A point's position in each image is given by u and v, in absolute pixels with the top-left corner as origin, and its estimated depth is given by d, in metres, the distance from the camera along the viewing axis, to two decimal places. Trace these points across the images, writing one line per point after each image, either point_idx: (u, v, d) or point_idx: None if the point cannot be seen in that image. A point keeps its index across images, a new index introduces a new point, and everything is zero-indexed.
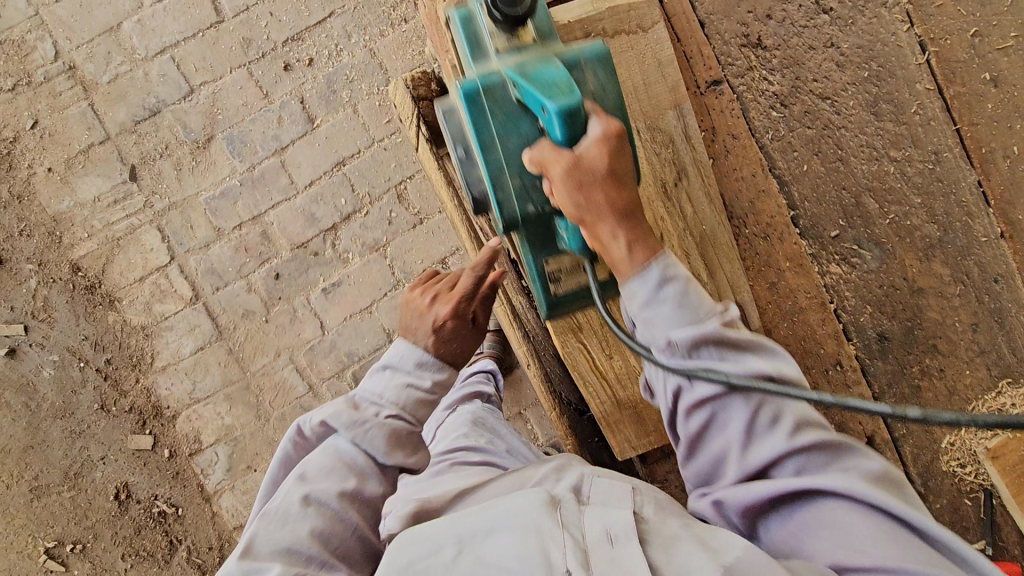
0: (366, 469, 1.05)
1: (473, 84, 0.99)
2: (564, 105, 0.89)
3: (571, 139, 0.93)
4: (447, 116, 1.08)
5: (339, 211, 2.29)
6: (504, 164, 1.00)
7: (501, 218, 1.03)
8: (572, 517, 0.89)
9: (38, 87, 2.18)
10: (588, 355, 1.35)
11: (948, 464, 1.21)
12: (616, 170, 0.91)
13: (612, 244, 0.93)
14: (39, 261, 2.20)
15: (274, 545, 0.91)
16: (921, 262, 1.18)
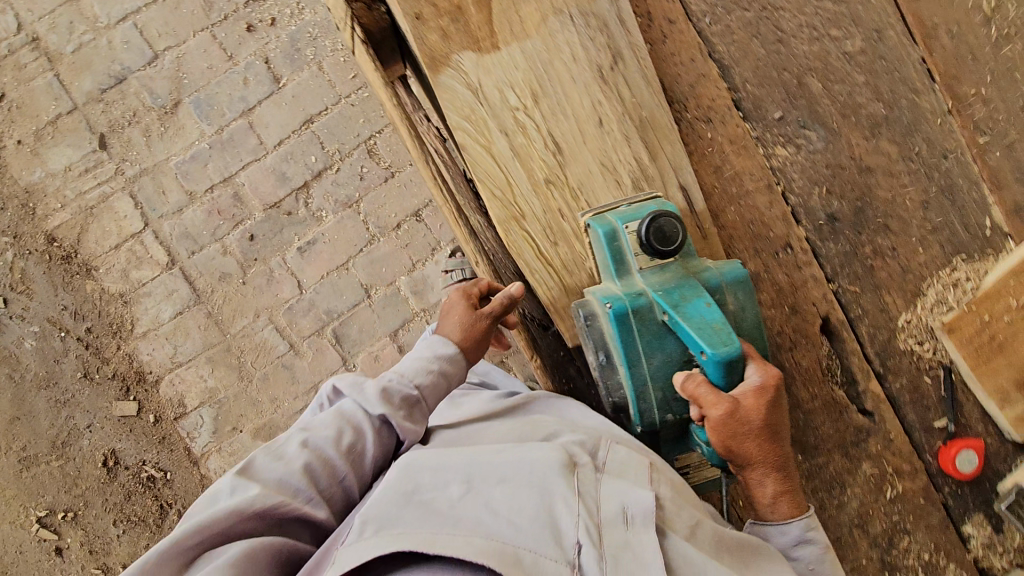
0: (364, 425, 1.01)
1: (622, 305, 0.98)
2: (725, 354, 0.88)
3: (729, 383, 0.93)
4: (588, 322, 1.03)
5: (310, 169, 2.29)
6: (648, 377, 0.99)
7: (640, 422, 1.03)
8: (591, 484, 0.94)
9: (4, 60, 2.19)
10: (533, 244, 1.09)
11: (907, 342, 1.21)
12: (770, 425, 0.93)
13: (756, 484, 0.97)
14: (14, 234, 2.21)
15: (266, 474, 0.90)
16: (866, 141, 1.17)
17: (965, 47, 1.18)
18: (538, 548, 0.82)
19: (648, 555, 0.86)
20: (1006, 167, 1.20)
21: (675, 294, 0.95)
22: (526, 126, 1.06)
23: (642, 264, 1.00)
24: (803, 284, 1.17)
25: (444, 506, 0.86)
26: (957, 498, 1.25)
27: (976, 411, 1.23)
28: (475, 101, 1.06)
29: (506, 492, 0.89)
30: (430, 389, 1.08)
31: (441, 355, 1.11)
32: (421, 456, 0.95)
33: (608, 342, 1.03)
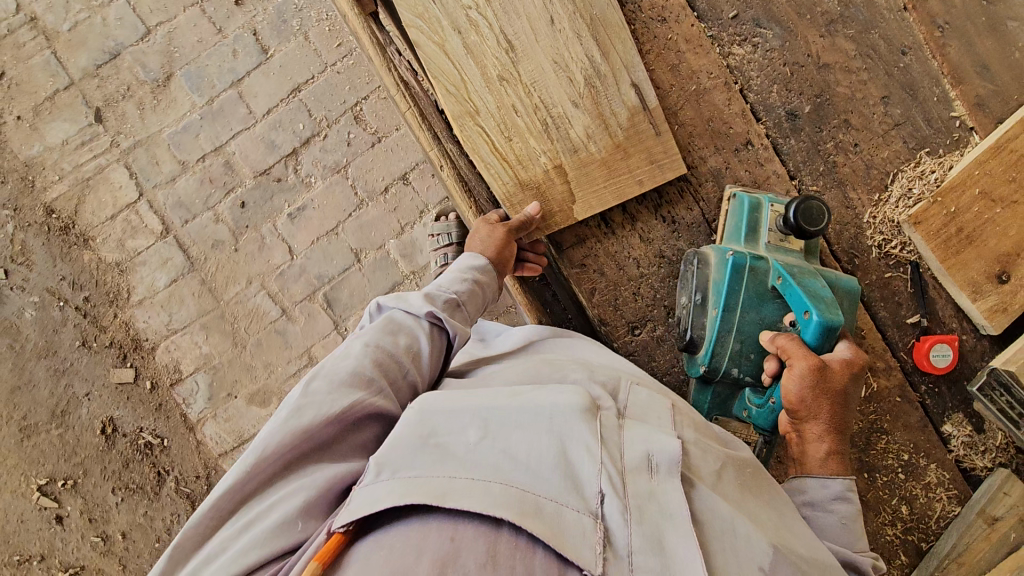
0: (416, 329, 0.95)
1: (742, 259, 1.06)
2: (828, 318, 0.97)
3: (821, 345, 0.99)
4: (698, 265, 1.11)
5: (299, 136, 2.34)
6: (736, 328, 1.06)
7: (705, 362, 1.09)
8: (611, 431, 0.79)
9: (3, 40, 2.28)
10: (488, 138, 1.10)
11: (873, 239, 1.21)
12: (847, 391, 0.97)
13: (813, 442, 0.98)
14: (15, 207, 2.28)
15: (335, 373, 0.82)
16: (822, 38, 1.18)
17: None
18: (559, 496, 0.68)
19: (674, 507, 0.72)
20: (966, 61, 1.21)
21: (794, 267, 1.04)
22: (478, 23, 1.08)
23: (772, 241, 1.10)
24: (765, 180, 1.18)
25: (458, 452, 0.71)
26: (935, 397, 1.24)
27: (949, 308, 1.23)
28: (430, 1, 1.08)
29: (525, 436, 0.74)
30: (470, 297, 1.05)
31: (474, 267, 1.09)
32: (432, 396, 0.80)
33: (708, 286, 1.09)
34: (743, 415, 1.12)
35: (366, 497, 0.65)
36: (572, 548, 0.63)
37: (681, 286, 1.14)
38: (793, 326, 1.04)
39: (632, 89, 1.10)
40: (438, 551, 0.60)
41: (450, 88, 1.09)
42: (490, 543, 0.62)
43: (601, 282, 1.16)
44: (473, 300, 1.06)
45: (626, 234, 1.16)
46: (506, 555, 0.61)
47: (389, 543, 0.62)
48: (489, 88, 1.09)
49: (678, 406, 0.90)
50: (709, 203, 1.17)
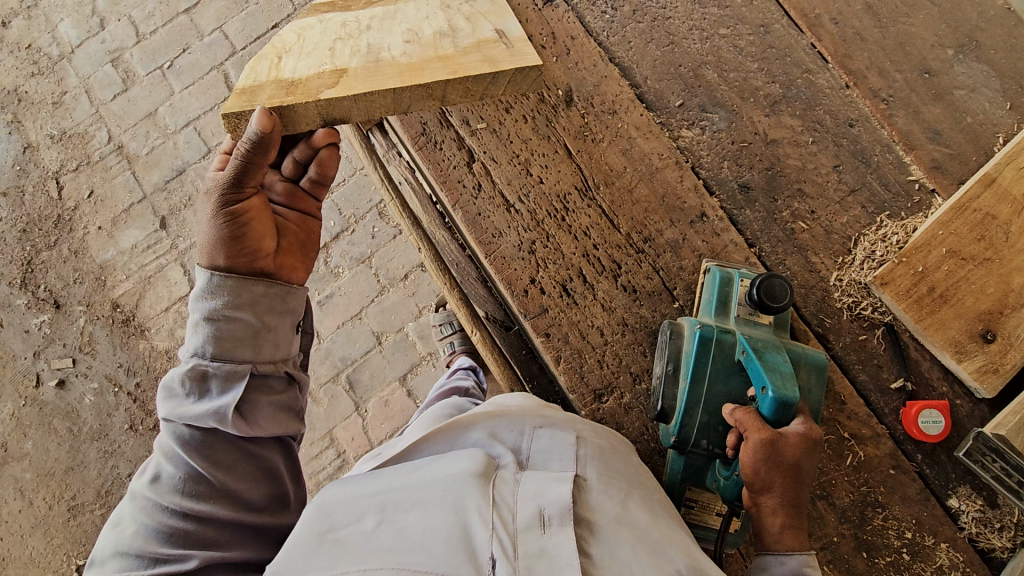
0: (166, 455, 0.89)
1: (709, 331, 1.04)
2: (783, 393, 0.90)
3: (778, 420, 0.92)
4: (674, 333, 1.09)
5: (329, 232, 2.59)
6: (706, 401, 1.02)
7: (675, 432, 1.04)
8: (508, 490, 0.71)
9: (95, 165, 2.73)
10: (280, 83, 0.88)
11: (843, 300, 1.20)
12: (801, 467, 0.88)
13: (769, 516, 0.88)
14: (88, 303, 2.60)
15: (110, 552, 0.84)
16: (768, 117, 1.29)
17: (851, 30, 1.31)
18: (446, 569, 0.60)
19: (566, 558, 0.64)
20: (916, 129, 1.26)
21: (757, 340, 0.99)
22: (331, 36, 0.96)
23: (742, 314, 1.09)
24: (723, 248, 1.23)
25: (353, 545, 0.65)
26: (935, 467, 1.14)
27: (936, 370, 1.17)
28: (294, 36, 0.97)
29: (420, 514, 0.67)
30: (217, 345, 0.89)
31: (203, 289, 0.90)
32: (340, 487, 0.74)
33: (681, 356, 1.07)
34: (714, 484, 1.03)
35: None
36: None
37: (657, 357, 1.13)
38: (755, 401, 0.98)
39: (489, 30, 0.90)
40: None
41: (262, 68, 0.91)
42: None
43: (566, 349, 1.19)
44: (229, 342, 0.89)
45: (590, 303, 1.21)
46: None
47: None
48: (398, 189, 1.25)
49: (582, 437, 0.83)
50: (668, 271, 1.22)
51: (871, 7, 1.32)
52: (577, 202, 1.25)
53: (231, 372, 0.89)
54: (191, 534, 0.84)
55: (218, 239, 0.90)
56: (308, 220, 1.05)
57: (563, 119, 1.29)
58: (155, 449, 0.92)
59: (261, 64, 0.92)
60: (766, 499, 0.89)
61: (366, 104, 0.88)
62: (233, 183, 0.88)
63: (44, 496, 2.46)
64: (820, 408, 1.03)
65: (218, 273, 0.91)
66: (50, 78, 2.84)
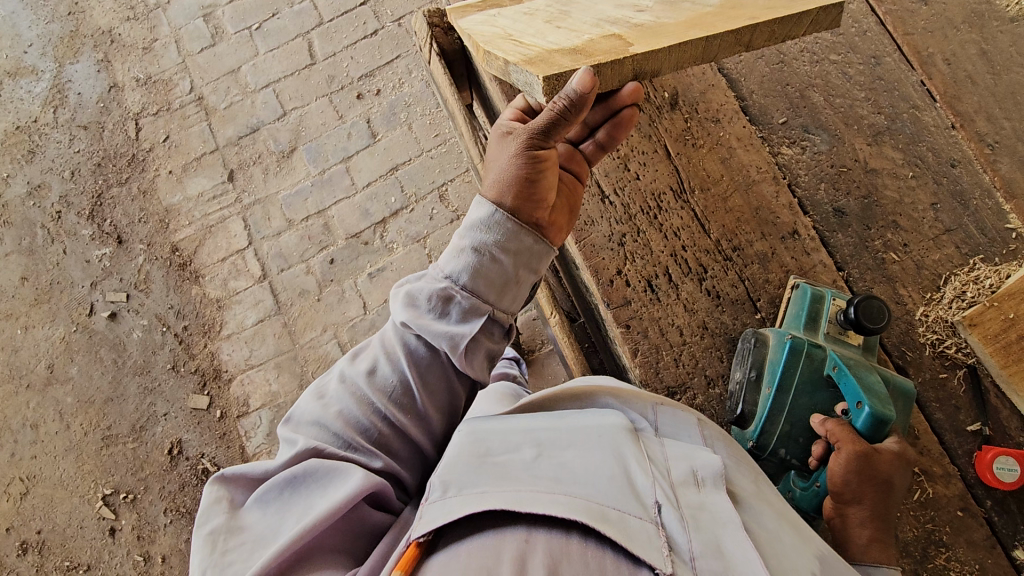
0: (385, 354, 0.98)
1: (800, 343, 1.10)
2: (881, 410, 1.00)
3: (870, 437, 1.01)
4: (759, 341, 1.13)
5: (389, 208, 2.65)
6: (789, 408, 1.10)
7: (754, 435, 1.11)
8: (658, 451, 0.82)
9: (174, 112, 2.82)
10: (558, 53, 0.90)
11: (926, 336, 1.21)
12: (889, 482, 0.97)
13: (857, 527, 0.95)
14: (149, 243, 2.68)
15: (310, 418, 0.94)
16: (870, 146, 1.29)
17: (964, 73, 1.32)
18: (622, 504, 0.71)
19: (725, 514, 0.75)
20: (1019, 178, 1.26)
21: (848, 357, 1.08)
22: (554, 18, 1.03)
23: (831, 332, 1.14)
24: (811, 268, 1.24)
25: (520, 468, 0.75)
26: (1004, 515, 1.14)
27: (1014, 419, 1.17)
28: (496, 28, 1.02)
29: (579, 452, 0.78)
30: (473, 277, 0.95)
31: (482, 220, 0.96)
32: (489, 420, 0.84)
33: (765, 363, 1.12)
34: (787, 494, 1.12)
35: (442, 511, 0.70)
36: (640, 548, 0.66)
37: (737, 361, 1.18)
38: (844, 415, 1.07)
39: None
40: (518, 553, 0.64)
41: (519, 50, 0.93)
42: (564, 546, 0.65)
43: (644, 343, 1.21)
44: (484, 279, 0.95)
45: (672, 302, 1.23)
46: (581, 553, 0.65)
47: (466, 552, 0.66)
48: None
49: (705, 421, 0.95)
50: (753, 282, 1.23)
51: (986, 53, 1.32)
52: (671, 202, 1.27)
53: (474, 306, 0.95)
54: (383, 437, 0.93)
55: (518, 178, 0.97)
56: (577, 184, 1.12)
57: (666, 120, 1.32)
58: (375, 341, 1.01)
59: (501, 48, 0.95)
60: (853, 509, 0.96)
61: (674, 58, 0.89)
62: (543, 131, 0.95)
63: (82, 422, 2.53)
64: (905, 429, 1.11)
65: (502, 211, 0.96)
66: (144, 25, 2.95)
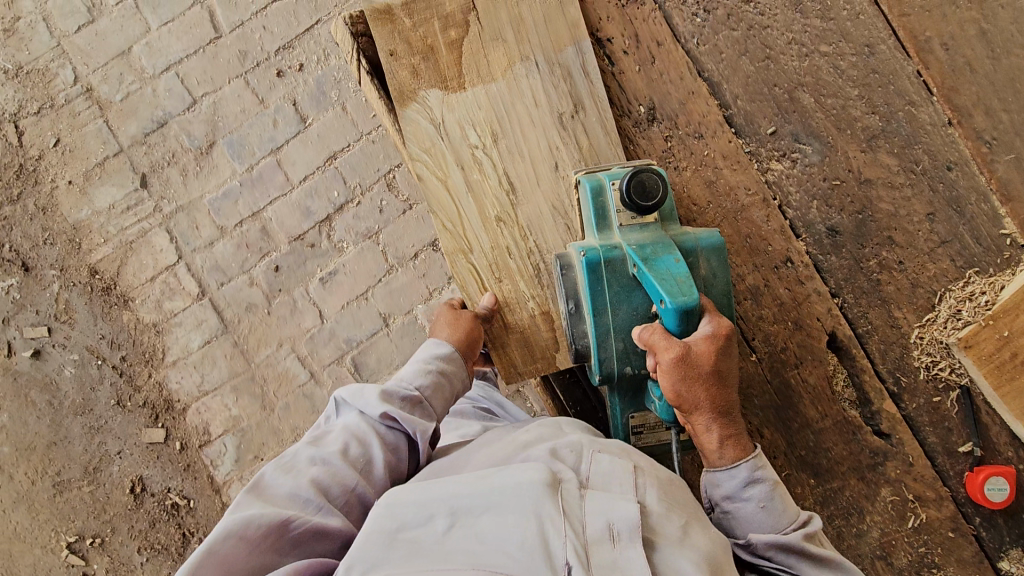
0: (360, 437, 1.10)
1: (596, 256, 1.19)
2: (680, 302, 1.08)
3: (683, 330, 1.12)
4: (564, 274, 1.26)
5: (333, 203, 2.39)
6: (612, 329, 1.21)
7: (599, 371, 1.24)
8: (574, 503, 0.96)
9: (59, 108, 2.40)
10: (478, 275, 1.35)
11: (921, 358, 1.28)
12: (717, 371, 1.10)
13: (704, 432, 1.13)
14: (61, 267, 2.37)
15: (278, 491, 0.99)
16: (863, 153, 1.29)
17: (962, 59, 1.26)
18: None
19: (633, 565, 0.90)
20: (1016, 177, 1.26)
21: (642, 252, 1.15)
22: (481, 161, 1.33)
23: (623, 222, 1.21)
24: (806, 297, 1.29)
25: (434, 546, 0.88)
26: (991, 530, 1.29)
27: (1003, 434, 1.28)
28: (438, 137, 1.32)
29: (493, 521, 0.91)
30: (434, 391, 1.20)
31: (440, 352, 1.25)
32: (410, 488, 0.96)
33: (578, 292, 1.24)
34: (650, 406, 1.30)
35: None
36: None
37: (559, 293, 1.30)
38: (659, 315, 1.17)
39: None
40: None
41: (449, 225, 1.34)
42: None
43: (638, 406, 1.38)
44: (441, 393, 1.21)
45: None
46: None
47: None
48: (485, 228, 1.33)
49: (639, 468, 1.08)
50: (748, 321, 1.30)
51: (986, 33, 1.26)
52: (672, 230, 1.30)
53: (429, 413, 1.18)
54: (349, 505, 1.02)
55: (446, 334, 1.30)
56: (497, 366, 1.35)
57: (648, 139, 1.33)
58: (342, 428, 1.12)
59: (438, 215, 1.34)
60: (697, 411, 1.12)
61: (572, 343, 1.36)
62: (483, 317, 1.32)
63: (26, 471, 2.34)
64: (721, 280, 1.20)
65: (450, 349, 1.26)
66: None
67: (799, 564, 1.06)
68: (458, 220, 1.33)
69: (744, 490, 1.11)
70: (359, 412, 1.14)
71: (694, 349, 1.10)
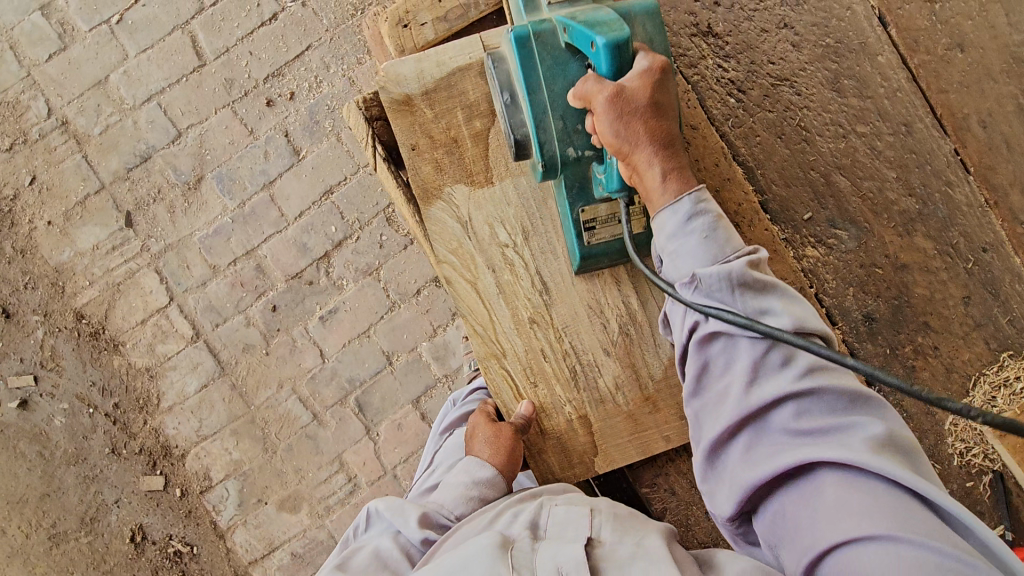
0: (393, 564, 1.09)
1: (526, 32, 1.10)
2: (611, 38, 0.97)
3: (617, 71, 1.00)
4: (496, 66, 1.19)
5: (331, 239, 2.30)
6: (547, 104, 1.11)
7: (541, 158, 1.15)
8: (523, 558, 0.96)
9: (34, 144, 2.28)
10: (512, 382, 1.31)
11: (953, 442, 1.33)
12: (656, 102, 0.99)
13: (646, 173, 1.03)
14: (45, 311, 2.27)
15: None
16: (901, 238, 1.36)
17: (1000, 136, 1.37)
18: None
19: None
20: None
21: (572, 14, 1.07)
22: (513, 262, 1.32)
23: (555, 2, 1.15)
24: None
25: None
26: None
27: None
28: (464, 237, 1.31)
29: None
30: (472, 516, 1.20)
31: (480, 475, 1.23)
32: None
33: (511, 79, 1.17)
34: (600, 192, 1.18)
35: None
36: None
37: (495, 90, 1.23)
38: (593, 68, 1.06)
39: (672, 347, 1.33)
40: None
41: (480, 330, 1.31)
42: None
43: (674, 500, 1.39)
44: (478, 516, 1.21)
45: None
46: None
47: None
48: (519, 333, 1.31)
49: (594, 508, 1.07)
50: None
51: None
52: None
53: None
54: None
55: (487, 453, 1.26)
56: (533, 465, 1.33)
57: None
58: (373, 552, 1.11)
59: (469, 320, 1.32)
60: (637, 142, 1.00)
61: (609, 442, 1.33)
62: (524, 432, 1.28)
63: (19, 524, 2.26)
64: (662, 41, 1.13)
65: (491, 471, 1.24)
66: None
67: (741, 296, 0.97)
68: (489, 325, 1.31)
69: (685, 226, 1.01)
70: (395, 535, 1.14)
71: (627, 82, 0.99)
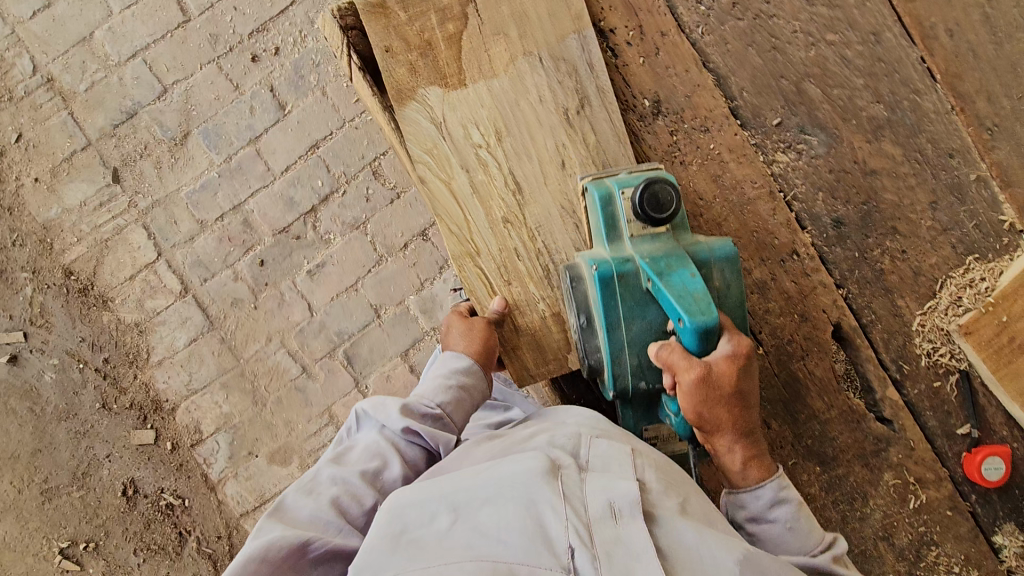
0: (383, 455, 1.13)
1: (609, 269, 1.20)
2: (702, 321, 1.07)
3: (703, 350, 1.11)
4: (574, 286, 1.29)
5: (317, 194, 2.31)
6: (626, 343, 1.22)
7: (613, 387, 1.26)
8: (576, 486, 0.94)
9: (20, 101, 2.28)
10: (486, 279, 1.40)
11: (921, 339, 1.45)
12: (740, 391, 1.11)
13: (726, 454, 1.15)
14: (33, 268, 2.28)
15: (299, 514, 0.99)
16: (869, 144, 1.43)
17: (966, 44, 1.42)
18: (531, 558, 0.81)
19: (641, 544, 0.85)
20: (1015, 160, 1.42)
21: (656, 265, 1.16)
22: (487, 161, 1.39)
23: (633, 232, 1.22)
24: (812, 288, 1.45)
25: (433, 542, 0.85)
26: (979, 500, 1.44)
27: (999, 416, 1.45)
28: (438, 138, 1.39)
29: (493, 510, 0.89)
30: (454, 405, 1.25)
31: (457, 366, 1.29)
32: (405, 493, 0.94)
33: (589, 304, 1.27)
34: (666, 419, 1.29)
35: None
36: None
37: (571, 306, 1.32)
38: (675, 333, 1.17)
39: None
40: None
41: (456, 230, 1.40)
42: None
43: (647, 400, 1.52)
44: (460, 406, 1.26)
45: None
46: None
47: None
48: (492, 231, 1.39)
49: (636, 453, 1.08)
50: (756, 314, 1.45)
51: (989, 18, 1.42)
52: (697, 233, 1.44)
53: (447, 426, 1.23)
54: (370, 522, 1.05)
55: (463, 344, 1.33)
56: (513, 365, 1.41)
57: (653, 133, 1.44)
58: (364, 446, 1.15)
59: (445, 220, 1.40)
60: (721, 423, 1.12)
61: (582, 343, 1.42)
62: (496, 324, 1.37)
63: (11, 480, 2.28)
64: (736, 283, 1.23)
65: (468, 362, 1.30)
66: None
67: None
68: (464, 225, 1.40)
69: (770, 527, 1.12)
70: (381, 427, 1.18)
71: (714, 364, 1.10)
